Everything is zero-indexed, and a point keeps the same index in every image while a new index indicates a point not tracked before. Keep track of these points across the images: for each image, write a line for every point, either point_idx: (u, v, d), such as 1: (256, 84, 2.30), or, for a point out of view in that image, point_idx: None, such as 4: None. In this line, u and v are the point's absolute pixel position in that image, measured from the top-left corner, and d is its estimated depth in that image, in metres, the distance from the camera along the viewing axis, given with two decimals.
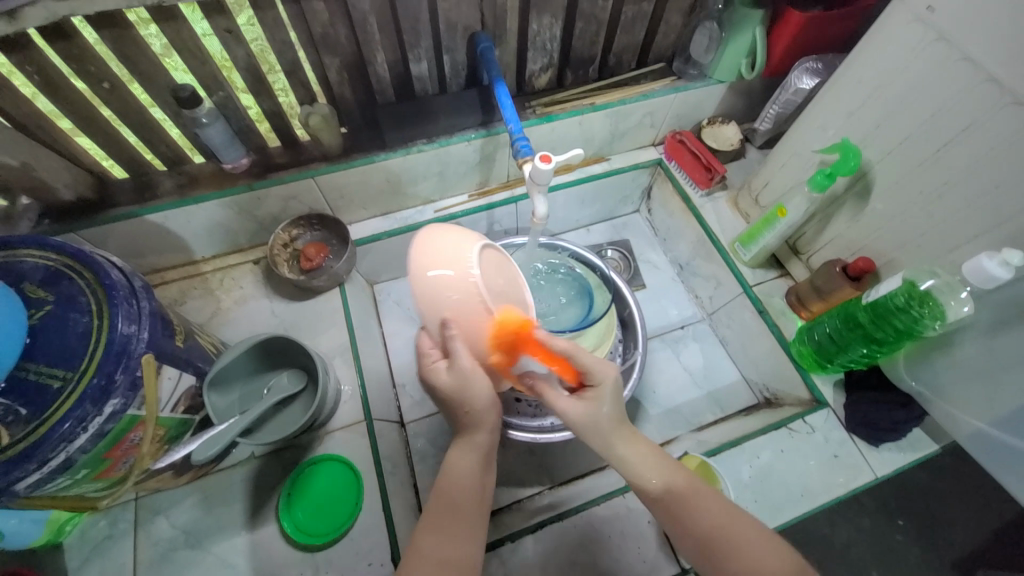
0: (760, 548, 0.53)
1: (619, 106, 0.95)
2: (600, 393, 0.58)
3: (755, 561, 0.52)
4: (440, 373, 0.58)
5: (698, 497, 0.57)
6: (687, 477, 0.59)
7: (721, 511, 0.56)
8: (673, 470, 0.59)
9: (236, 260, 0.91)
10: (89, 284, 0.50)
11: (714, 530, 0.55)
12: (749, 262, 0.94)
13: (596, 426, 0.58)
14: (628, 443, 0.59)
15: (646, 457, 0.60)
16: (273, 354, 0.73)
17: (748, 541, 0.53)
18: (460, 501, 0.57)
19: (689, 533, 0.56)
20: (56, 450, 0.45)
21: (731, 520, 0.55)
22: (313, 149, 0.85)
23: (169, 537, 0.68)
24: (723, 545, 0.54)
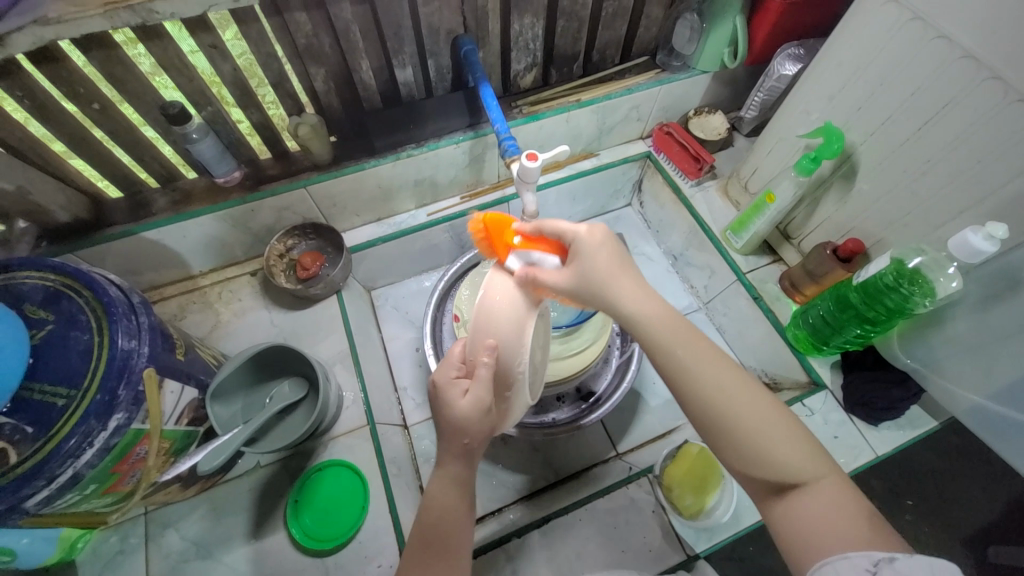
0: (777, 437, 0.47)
1: (605, 101, 0.96)
2: (581, 246, 0.54)
3: (764, 443, 0.46)
4: (457, 396, 0.55)
5: (728, 387, 0.48)
6: (721, 377, 0.49)
7: (737, 382, 0.48)
8: (704, 368, 0.49)
9: (233, 273, 0.92)
10: (89, 303, 0.51)
11: (726, 397, 0.48)
12: (742, 249, 0.95)
13: (589, 271, 0.53)
14: (628, 290, 0.52)
15: (661, 319, 0.51)
16: (273, 363, 0.74)
17: (754, 409, 0.47)
18: (448, 536, 0.52)
19: (697, 400, 0.48)
20: (63, 466, 0.46)
21: (753, 406, 0.47)
22: (303, 159, 0.86)
23: (180, 549, 0.69)
24: (732, 410, 0.47)
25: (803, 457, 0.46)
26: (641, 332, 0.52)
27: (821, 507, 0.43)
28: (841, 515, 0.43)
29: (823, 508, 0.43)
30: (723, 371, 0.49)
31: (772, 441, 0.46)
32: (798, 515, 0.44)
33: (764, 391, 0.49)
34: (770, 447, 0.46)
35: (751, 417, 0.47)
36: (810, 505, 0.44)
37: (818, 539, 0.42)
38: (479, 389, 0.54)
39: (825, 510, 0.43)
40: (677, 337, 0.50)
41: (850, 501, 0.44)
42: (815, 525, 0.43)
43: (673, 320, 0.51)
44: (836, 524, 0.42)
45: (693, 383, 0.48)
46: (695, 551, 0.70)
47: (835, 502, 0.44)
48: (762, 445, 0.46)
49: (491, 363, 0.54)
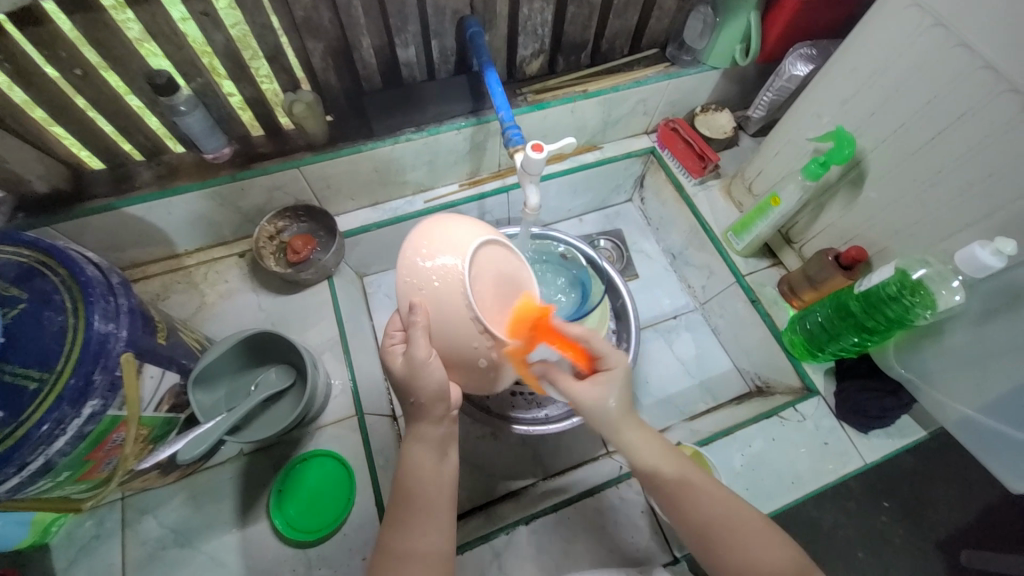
0: (755, 538, 0.54)
1: (612, 93, 0.93)
2: (612, 375, 0.61)
3: (756, 554, 0.53)
4: (397, 356, 0.56)
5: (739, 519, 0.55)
6: (730, 497, 0.58)
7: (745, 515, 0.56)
8: (717, 493, 0.58)
9: (220, 253, 0.89)
10: (64, 281, 0.48)
11: (739, 532, 0.54)
12: (742, 251, 0.94)
13: (608, 415, 0.60)
14: (640, 435, 0.60)
15: (685, 463, 0.60)
16: (259, 350, 0.71)
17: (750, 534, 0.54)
18: (429, 503, 0.55)
19: (689, 509, 0.57)
20: (33, 453, 0.43)
21: (758, 528, 0.55)
22: (297, 138, 0.82)
23: (158, 536, 0.67)
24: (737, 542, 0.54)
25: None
26: (649, 475, 0.60)
27: None
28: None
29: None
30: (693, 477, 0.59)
31: (767, 564, 0.52)
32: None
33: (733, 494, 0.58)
34: (758, 562, 0.52)
35: (751, 544, 0.53)
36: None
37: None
38: (410, 351, 0.52)
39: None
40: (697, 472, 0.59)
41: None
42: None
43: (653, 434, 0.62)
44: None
45: (701, 515, 0.56)
46: (679, 554, 0.70)
47: None
48: (750, 558, 0.53)
49: (421, 322, 0.52)
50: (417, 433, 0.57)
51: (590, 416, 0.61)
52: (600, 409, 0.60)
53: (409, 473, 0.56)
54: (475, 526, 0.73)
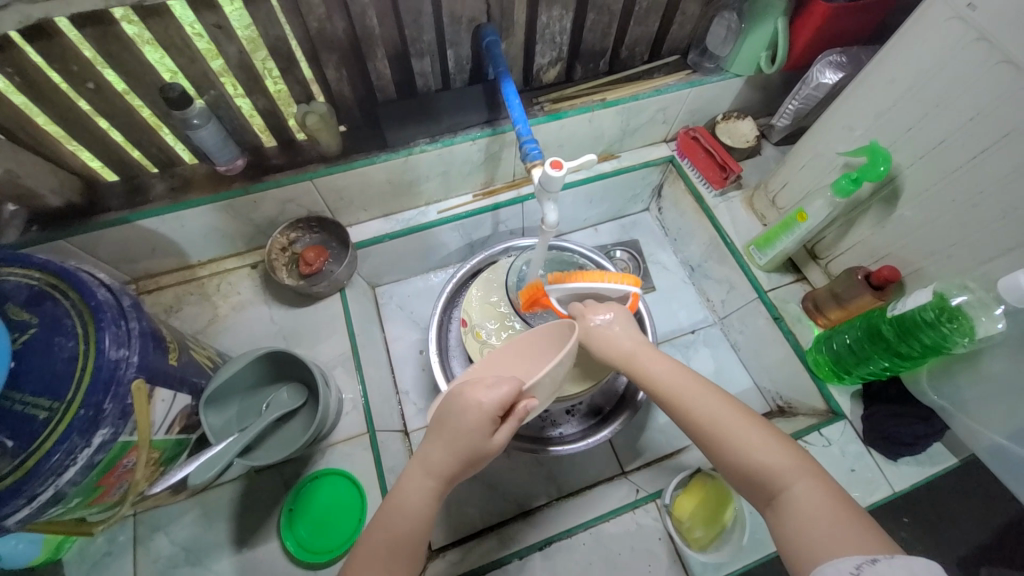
0: (745, 435, 0.50)
1: (631, 102, 0.90)
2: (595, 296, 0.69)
3: (747, 454, 0.49)
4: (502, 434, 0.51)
5: (721, 412, 0.52)
6: (709, 390, 0.54)
7: (728, 405, 0.52)
8: (696, 387, 0.55)
9: (233, 264, 0.88)
10: (75, 306, 0.47)
11: (723, 423, 0.51)
12: (765, 266, 0.91)
13: (622, 317, 0.65)
14: (631, 338, 0.62)
15: (662, 364, 0.58)
16: (271, 368, 0.69)
17: (743, 433, 0.50)
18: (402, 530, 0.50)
19: (677, 402, 0.55)
20: (44, 484, 0.42)
21: (742, 418, 0.51)
22: (311, 150, 0.81)
23: (169, 554, 0.67)
24: (724, 437, 0.50)
25: (791, 465, 0.47)
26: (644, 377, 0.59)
27: (802, 509, 0.44)
28: (836, 515, 0.43)
29: (811, 511, 0.44)
30: (684, 377, 0.56)
31: (757, 457, 0.48)
32: (789, 524, 0.45)
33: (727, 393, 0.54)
34: (749, 461, 0.48)
35: (737, 439, 0.50)
36: (798, 512, 0.45)
37: (814, 545, 0.42)
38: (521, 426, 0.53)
39: (811, 518, 0.44)
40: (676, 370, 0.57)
41: (838, 500, 0.45)
42: (812, 533, 0.43)
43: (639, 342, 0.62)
44: (823, 517, 0.43)
45: (683, 413, 0.54)
46: None
47: (810, 500, 0.45)
48: (740, 455, 0.49)
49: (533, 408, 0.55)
50: (435, 469, 0.51)
51: (598, 335, 0.64)
52: (605, 333, 0.63)
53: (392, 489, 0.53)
54: (487, 549, 0.71)
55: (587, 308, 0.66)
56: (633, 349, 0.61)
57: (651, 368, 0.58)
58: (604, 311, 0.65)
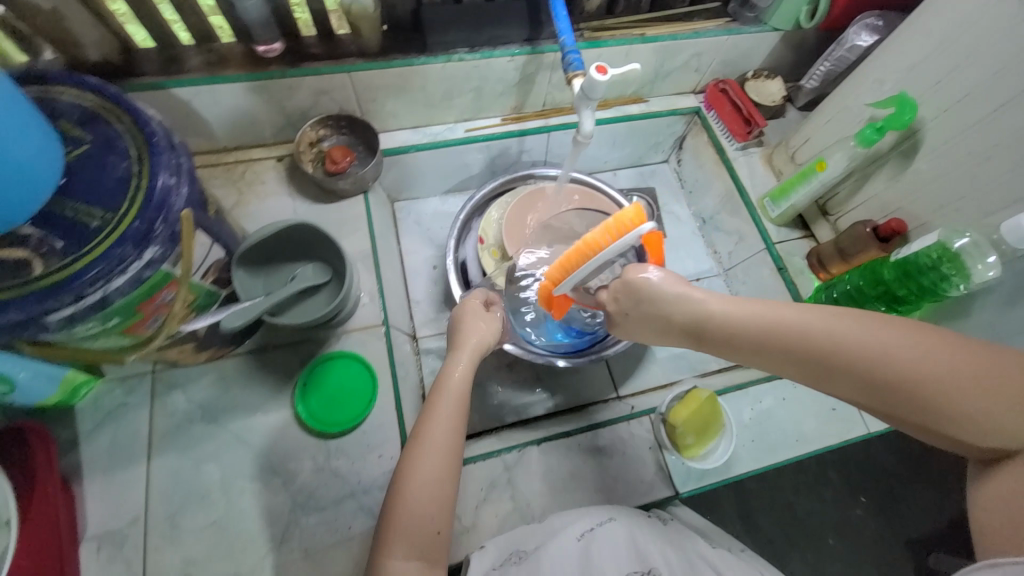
0: (948, 393, 0.42)
1: (670, 41, 0.91)
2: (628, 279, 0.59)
3: (953, 422, 0.42)
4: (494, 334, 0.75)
5: (906, 373, 0.44)
6: (886, 344, 0.45)
7: (900, 359, 0.44)
8: (871, 346, 0.45)
9: (259, 155, 0.88)
10: (129, 131, 0.48)
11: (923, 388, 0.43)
12: (776, 219, 0.95)
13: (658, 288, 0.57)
14: (721, 305, 0.54)
15: (806, 317, 0.49)
16: (298, 245, 0.71)
17: (940, 395, 0.43)
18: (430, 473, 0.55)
19: (832, 376, 0.48)
20: (93, 286, 0.44)
21: (958, 377, 0.42)
22: (349, 44, 0.81)
23: (186, 410, 0.70)
24: (913, 405, 0.44)
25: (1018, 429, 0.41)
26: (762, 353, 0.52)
27: None
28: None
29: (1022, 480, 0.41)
30: (822, 338, 0.48)
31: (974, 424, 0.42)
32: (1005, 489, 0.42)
33: (892, 334, 0.45)
34: (957, 426, 0.42)
35: (940, 407, 0.43)
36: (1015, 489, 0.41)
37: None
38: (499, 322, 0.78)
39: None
40: (828, 323, 0.48)
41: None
42: None
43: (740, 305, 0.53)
44: None
45: (852, 380, 0.47)
46: (679, 490, 0.73)
47: None
48: (946, 426, 0.43)
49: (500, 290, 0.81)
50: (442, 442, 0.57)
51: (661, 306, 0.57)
52: (659, 302, 0.57)
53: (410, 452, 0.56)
54: (486, 443, 0.76)
55: (625, 283, 0.60)
56: (730, 313, 0.53)
57: (797, 326, 0.49)
58: (649, 267, 0.58)
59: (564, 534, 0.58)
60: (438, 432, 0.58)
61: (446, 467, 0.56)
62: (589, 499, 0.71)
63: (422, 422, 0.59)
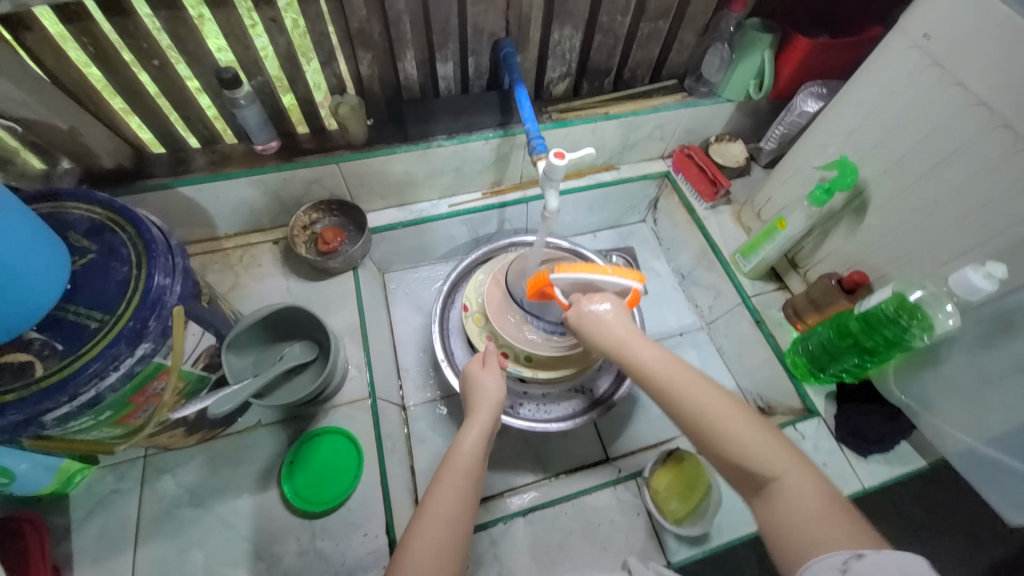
0: (737, 424, 0.50)
1: (632, 117, 0.99)
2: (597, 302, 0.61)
3: (736, 445, 0.49)
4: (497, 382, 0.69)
5: (720, 407, 0.51)
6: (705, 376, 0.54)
7: (713, 391, 0.52)
8: (699, 380, 0.53)
9: (257, 239, 0.95)
10: (131, 238, 0.54)
11: (711, 414, 0.50)
12: (749, 273, 0.98)
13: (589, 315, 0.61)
14: (616, 321, 0.60)
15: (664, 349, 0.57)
16: (286, 325, 0.75)
17: (730, 422, 0.50)
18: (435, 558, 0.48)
19: (670, 395, 0.53)
20: (87, 385, 0.48)
21: (733, 408, 0.51)
22: (338, 138, 0.89)
23: (175, 495, 0.71)
24: (720, 430, 0.50)
25: (783, 464, 0.47)
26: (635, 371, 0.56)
27: (795, 500, 0.45)
28: (824, 510, 0.44)
29: (799, 501, 0.45)
30: (681, 368, 0.54)
31: (746, 447, 0.48)
32: (779, 514, 0.45)
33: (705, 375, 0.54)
34: (745, 451, 0.48)
35: (731, 432, 0.49)
36: (784, 503, 0.45)
37: (805, 534, 0.43)
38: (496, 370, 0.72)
39: (798, 510, 0.44)
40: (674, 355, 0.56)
41: (829, 503, 0.44)
42: (804, 523, 0.44)
43: (633, 330, 0.59)
44: (816, 513, 0.44)
45: (681, 400, 0.52)
46: (671, 560, 0.71)
47: (807, 492, 0.45)
48: (736, 447, 0.48)
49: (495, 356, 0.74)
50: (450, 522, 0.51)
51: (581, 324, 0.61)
52: (595, 321, 0.60)
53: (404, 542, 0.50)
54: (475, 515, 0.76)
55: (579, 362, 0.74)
56: (628, 336, 0.58)
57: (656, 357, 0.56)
58: (602, 301, 0.61)
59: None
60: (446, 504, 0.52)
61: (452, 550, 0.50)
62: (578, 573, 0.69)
63: (429, 495, 0.54)
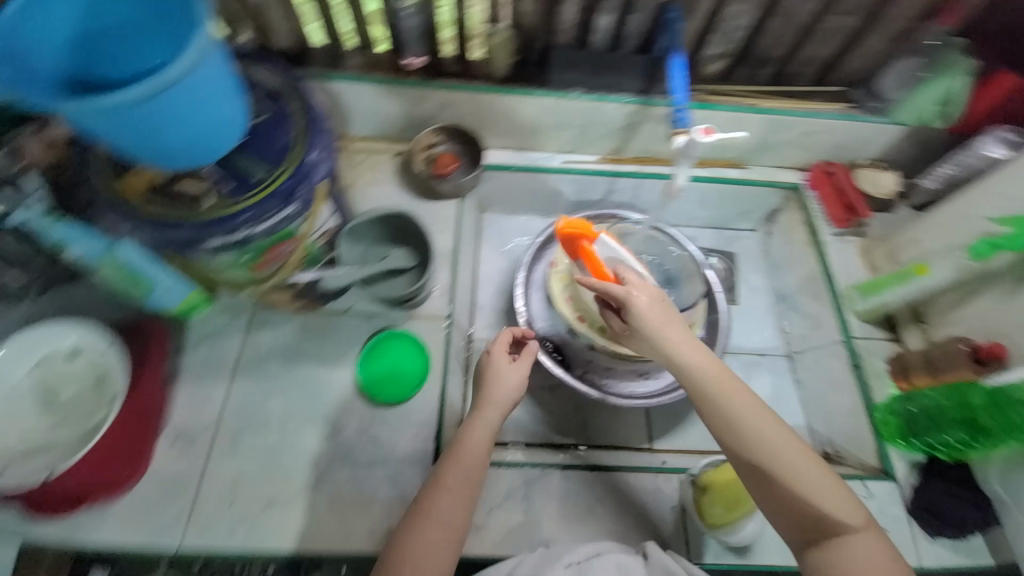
0: (814, 476, 0.55)
1: (782, 115, 0.92)
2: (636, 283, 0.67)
3: (811, 496, 0.54)
4: (516, 376, 0.70)
5: (800, 458, 0.55)
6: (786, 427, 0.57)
7: (795, 442, 0.56)
8: (780, 428, 0.57)
9: (380, 147, 1.00)
10: (297, 110, 0.60)
11: (796, 465, 0.55)
12: (862, 313, 0.92)
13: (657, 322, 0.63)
14: (701, 355, 0.61)
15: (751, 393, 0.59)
16: (394, 230, 0.81)
17: (808, 472, 0.55)
18: (431, 552, 0.56)
19: (754, 439, 0.56)
20: (244, 225, 0.55)
21: (810, 463, 0.55)
22: (480, 68, 0.91)
23: (269, 349, 0.81)
24: (797, 479, 0.54)
25: (858, 518, 0.54)
26: (720, 408, 0.58)
27: (860, 550, 0.53)
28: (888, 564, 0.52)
29: (862, 552, 0.52)
30: (764, 414, 0.58)
31: (820, 498, 0.54)
32: (843, 561, 0.53)
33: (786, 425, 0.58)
34: (817, 502, 0.54)
35: (808, 484, 0.54)
36: (855, 553, 0.53)
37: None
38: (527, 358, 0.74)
39: (870, 562, 0.52)
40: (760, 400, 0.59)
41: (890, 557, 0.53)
42: (869, 571, 0.51)
43: (725, 370, 0.60)
44: (878, 564, 0.52)
45: (761, 446, 0.56)
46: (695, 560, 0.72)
47: (871, 543, 0.53)
48: (812, 498, 0.54)
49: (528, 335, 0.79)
50: (448, 528, 0.57)
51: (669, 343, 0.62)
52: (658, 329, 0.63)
53: (403, 539, 0.57)
54: (517, 454, 0.80)
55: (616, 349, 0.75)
56: (718, 373, 0.60)
57: (742, 399, 0.58)
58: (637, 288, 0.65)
59: (554, 566, 0.59)
60: (444, 504, 0.59)
61: (449, 547, 0.57)
62: (600, 533, 0.73)
63: (431, 490, 0.60)
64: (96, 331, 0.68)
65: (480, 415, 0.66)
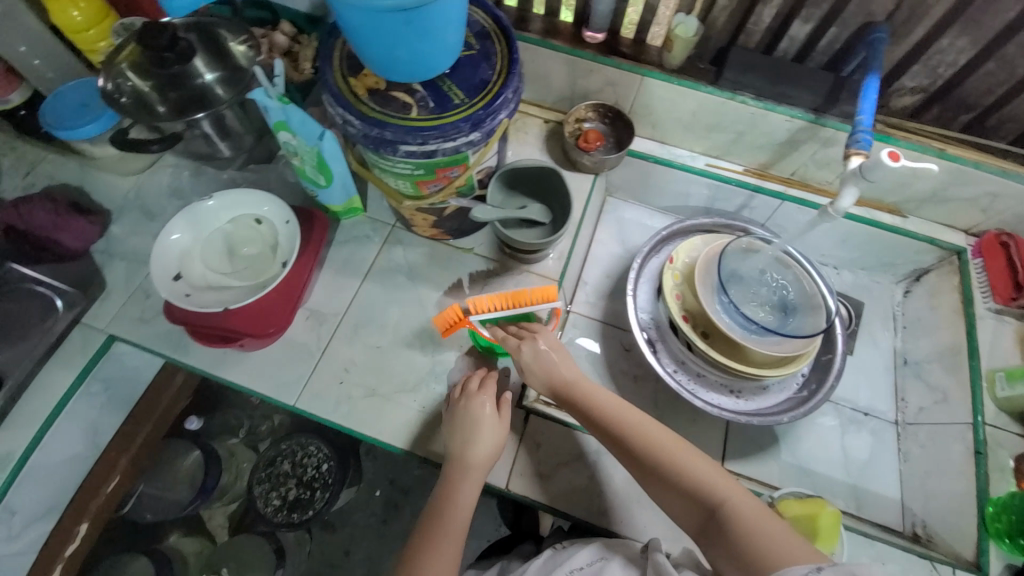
0: (688, 460, 0.63)
1: (970, 167, 0.84)
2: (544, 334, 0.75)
3: (688, 478, 0.61)
4: (487, 438, 0.70)
5: (671, 444, 0.64)
6: (615, 399, 0.69)
7: (663, 432, 0.65)
8: (633, 414, 0.67)
9: (533, 112, 1.05)
10: (501, 52, 0.66)
11: (667, 448, 0.64)
12: (1001, 402, 0.82)
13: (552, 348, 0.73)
14: (560, 359, 0.73)
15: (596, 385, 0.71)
16: (541, 185, 0.86)
17: (683, 455, 0.63)
18: None
19: (624, 437, 0.66)
20: (435, 140, 0.62)
21: (673, 444, 0.64)
22: (654, 55, 0.93)
23: (398, 263, 0.89)
24: (671, 460, 0.63)
25: (727, 487, 0.60)
26: (594, 415, 0.69)
27: (745, 516, 0.57)
28: (766, 527, 0.56)
29: (748, 520, 0.57)
30: (626, 410, 0.68)
31: (699, 476, 0.61)
32: (737, 531, 0.57)
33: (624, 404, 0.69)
34: (695, 483, 0.61)
35: (685, 463, 0.62)
36: (738, 519, 0.57)
37: (762, 543, 0.55)
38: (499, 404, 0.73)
39: (752, 526, 0.56)
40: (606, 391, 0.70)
41: (768, 515, 0.57)
42: (760, 534, 0.55)
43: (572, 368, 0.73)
44: (765, 526, 0.56)
45: (627, 437, 0.66)
46: None
47: (756, 510, 0.58)
48: (690, 477, 0.61)
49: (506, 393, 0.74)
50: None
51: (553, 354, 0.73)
52: (549, 356, 0.73)
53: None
54: None
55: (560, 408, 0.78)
56: (576, 375, 0.72)
57: (599, 397, 0.69)
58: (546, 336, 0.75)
59: (558, 570, 0.67)
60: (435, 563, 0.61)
61: None
62: (656, 521, 0.74)
63: (418, 550, 0.63)
64: (279, 209, 0.81)
65: (457, 470, 0.69)
